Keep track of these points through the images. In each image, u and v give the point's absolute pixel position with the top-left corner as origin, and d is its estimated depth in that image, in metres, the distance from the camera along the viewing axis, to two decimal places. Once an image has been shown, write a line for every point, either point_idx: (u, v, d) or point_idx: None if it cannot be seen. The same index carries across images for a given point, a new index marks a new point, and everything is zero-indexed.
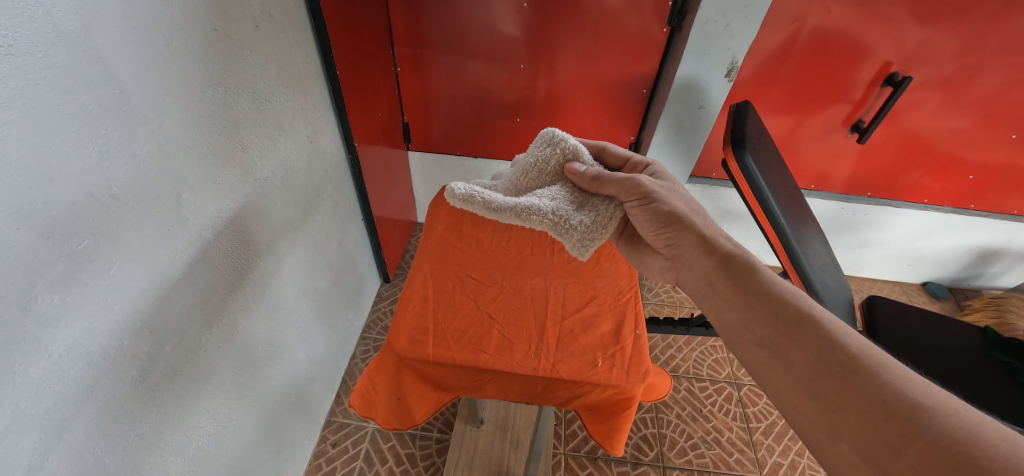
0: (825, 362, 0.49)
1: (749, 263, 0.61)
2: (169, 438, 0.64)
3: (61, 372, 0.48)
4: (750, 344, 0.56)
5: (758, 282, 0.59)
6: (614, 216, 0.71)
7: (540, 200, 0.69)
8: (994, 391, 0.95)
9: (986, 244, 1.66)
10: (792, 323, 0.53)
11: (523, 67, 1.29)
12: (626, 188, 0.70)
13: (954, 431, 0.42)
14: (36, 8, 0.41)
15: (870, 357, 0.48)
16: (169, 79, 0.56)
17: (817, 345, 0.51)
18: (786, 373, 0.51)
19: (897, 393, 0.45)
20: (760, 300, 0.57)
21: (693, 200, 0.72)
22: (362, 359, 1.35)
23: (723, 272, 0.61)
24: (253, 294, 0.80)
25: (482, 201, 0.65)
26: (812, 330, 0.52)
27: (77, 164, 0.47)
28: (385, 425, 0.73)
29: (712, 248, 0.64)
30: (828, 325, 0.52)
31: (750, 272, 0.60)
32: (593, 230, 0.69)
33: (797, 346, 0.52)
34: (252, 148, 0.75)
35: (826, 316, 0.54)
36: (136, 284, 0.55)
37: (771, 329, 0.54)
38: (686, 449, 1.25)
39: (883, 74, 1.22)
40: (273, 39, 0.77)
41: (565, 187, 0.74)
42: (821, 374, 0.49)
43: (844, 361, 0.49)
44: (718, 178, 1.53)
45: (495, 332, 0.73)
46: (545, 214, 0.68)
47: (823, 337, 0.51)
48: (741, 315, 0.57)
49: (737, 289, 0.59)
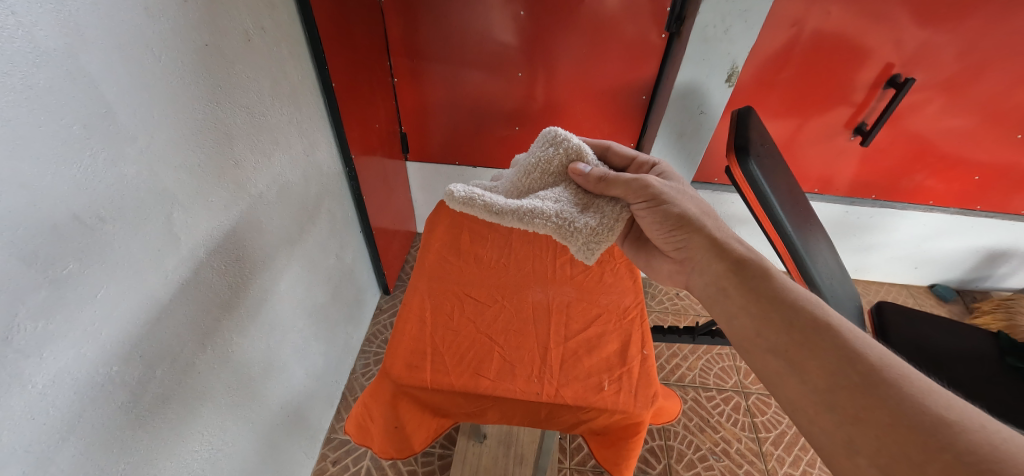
0: (843, 372, 0.47)
1: (763, 268, 0.59)
2: (161, 464, 0.62)
3: (46, 402, 0.46)
4: (764, 352, 0.54)
5: (773, 286, 0.57)
6: (620, 219, 0.69)
7: (544, 202, 0.68)
8: (1009, 400, 0.92)
9: (993, 245, 1.64)
10: (808, 331, 0.51)
11: (521, 76, 1.28)
12: (635, 190, 0.68)
13: (976, 448, 0.40)
14: (17, 28, 0.40)
15: (891, 368, 0.46)
16: (157, 96, 0.55)
17: (834, 355, 0.48)
18: (803, 383, 0.49)
19: (917, 408, 0.43)
20: (775, 307, 0.55)
21: (703, 201, 0.70)
22: (362, 373, 1.33)
23: (736, 276, 0.60)
24: (249, 313, 0.78)
25: (482, 204, 0.65)
26: (830, 338, 0.50)
27: (59, 186, 0.45)
28: (383, 454, 0.71)
29: (724, 252, 0.62)
30: (845, 334, 0.50)
31: (765, 275, 0.58)
32: (599, 232, 0.67)
33: (813, 355, 0.49)
34: (246, 164, 0.74)
35: (844, 324, 0.51)
36: (124, 309, 0.53)
37: (787, 337, 0.52)
38: (695, 461, 1.22)
39: (886, 75, 1.20)
40: (266, 52, 0.76)
41: (568, 188, 0.72)
42: (839, 384, 0.47)
43: (864, 371, 0.46)
44: (720, 184, 1.52)
45: (496, 356, 0.71)
46: (548, 221, 0.66)
47: (841, 346, 0.49)
48: (755, 322, 0.55)
49: (752, 296, 0.57)
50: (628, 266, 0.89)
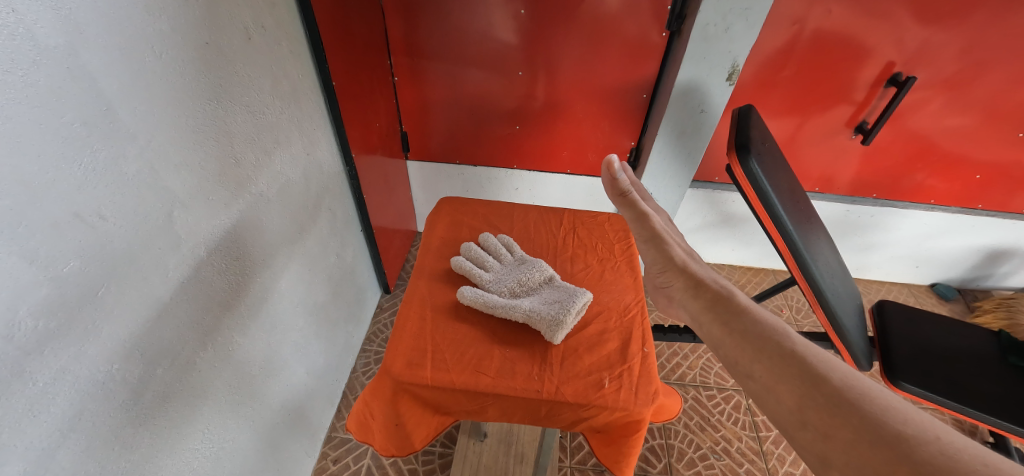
0: (809, 392, 0.46)
1: (733, 299, 0.59)
2: (162, 462, 0.62)
3: (48, 400, 0.47)
4: (738, 378, 0.53)
5: (741, 314, 0.57)
6: (563, 316, 0.71)
7: (513, 285, 0.79)
8: (1009, 398, 0.91)
9: (994, 243, 1.64)
10: (774, 355, 0.51)
11: (522, 75, 1.28)
12: (638, 221, 0.78)
13: (936, 459, 0.38)
14: (18, 25, 0.40)
15: (852, 388, 0.46)
16: (158, 95, 0.55)
17: (799, 376, 0.48)
18: (776, 404, 0.48)
19: (878, 424, 0.42)
20: (744, 333, 0.54)
21: (694, 251, 0.75)
22: (363, 372, 1.33)
23: (708, 307, 0.60)
24: (250, 311, 0.79)
25: (471, 275, 0.81)
26: (794, 361, 0.49)
27: (60, 184, 0.45)
28: (384, 452, 0.72)
29: (700, 287, 0.64)
30: (809, 357, 0.49)
31: (734, 304, 0.59)
32: (543, 315, 0.72)
33: (780, 377, 0.49)
34: (246, 163, 0.74)
35: (809, 348, 0.51)
36: (125, 307, 0.54)
37: (755, 361, 0.51)
38: (695, 460, 1.22)
39: (887, 74, 1.20)
40: (267, 51, 0.76)
41: (543, 278, 0.80)
42: (807, 404, 0.46)
43: (828, 391, 0.46)
44: (721, 183, 1.52)
45: (496, 353, 0.71)
46: (509, 317, 0.74)
47: (806, 367, 0.48)
48: (727, 350, 0.55)
49: (723, 324, 0.57)
50: (629, 264, 0.89)
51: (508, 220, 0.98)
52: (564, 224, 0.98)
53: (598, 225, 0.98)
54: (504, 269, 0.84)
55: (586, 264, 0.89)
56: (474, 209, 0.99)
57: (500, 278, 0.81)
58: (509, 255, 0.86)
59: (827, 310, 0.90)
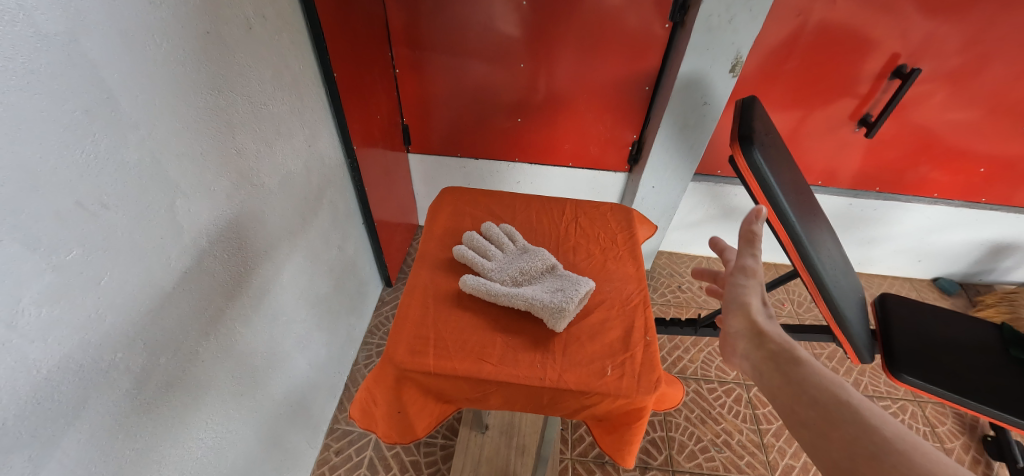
0: (859, 448, 0.39)
1: (793, 344, 0.50)
2: (166, 451, 0.62)
3: (52, 387, 0.47)
4: (785, 424, 0.45)
5: (798, 364, 0.48)
6: (564, 304, 0.70)
7: (515, 275, 0.78)
8: (1011, 391, 0.91)
9: (997, 237, 1.63)
10: (827, 405, 0.43)
11: (523, 67, 1.27)
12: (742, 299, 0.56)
13: None
14: (18, 12, 0.39)
15: (908, 444, 0.38)
16: (159, 83, 0.55)
17: (851, 426, 0.41)
18: (824, 455, 0.41)
19: None
20: (795, 378, 0.47)
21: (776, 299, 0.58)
22: (365, 364, 1.34)
23: (766, 355, 0.50)
24: (252, 302, 0.79)
25: (474, 264, 0.81)
26: (850, 417, 0.42)
27: (62, 172, 0.45)
28: (386, 438, 0.71)
29: (761, 329, 0.52)
30: (863, 407, 0.42)
31: (794, 354, 0.49)
32: (543, 302, 0.71)
33: (832, 424, 0.42)
34: (248, 154, 0.73)
35: (868, 401, 0.43)
36: (128, 296, 0.54)
37: (806, 407, 0.44)
38: (696, 452, 1.22)
39: (891, 66, 1.19)
40: (267, 41, 0.76)
41: (545, 267, 0.79)
42: (856, 457, 0.39)
43: (878, 444, 0.39)
44: (724, 176, 1.51)
45: (498, 342, 0.71)
46: (512, 305, 0.73)
47: (857, 418, 0.41)
48: (777, 393, 0.47)
49: (774, 367, 0.49)
50: (631, 254, 0.89)
51: (510, 211, 0.98)
52: (566, 215, 0.98)
53: (600, 216, 0.98)
54: (507, 258, 0.83)
55: (588, 254, 0.89)
56: (476, 200, 0.99)
57: (503, 266, 0.81)
58: (511, 244, 0.86)
59: (828, 302, 0.90)
